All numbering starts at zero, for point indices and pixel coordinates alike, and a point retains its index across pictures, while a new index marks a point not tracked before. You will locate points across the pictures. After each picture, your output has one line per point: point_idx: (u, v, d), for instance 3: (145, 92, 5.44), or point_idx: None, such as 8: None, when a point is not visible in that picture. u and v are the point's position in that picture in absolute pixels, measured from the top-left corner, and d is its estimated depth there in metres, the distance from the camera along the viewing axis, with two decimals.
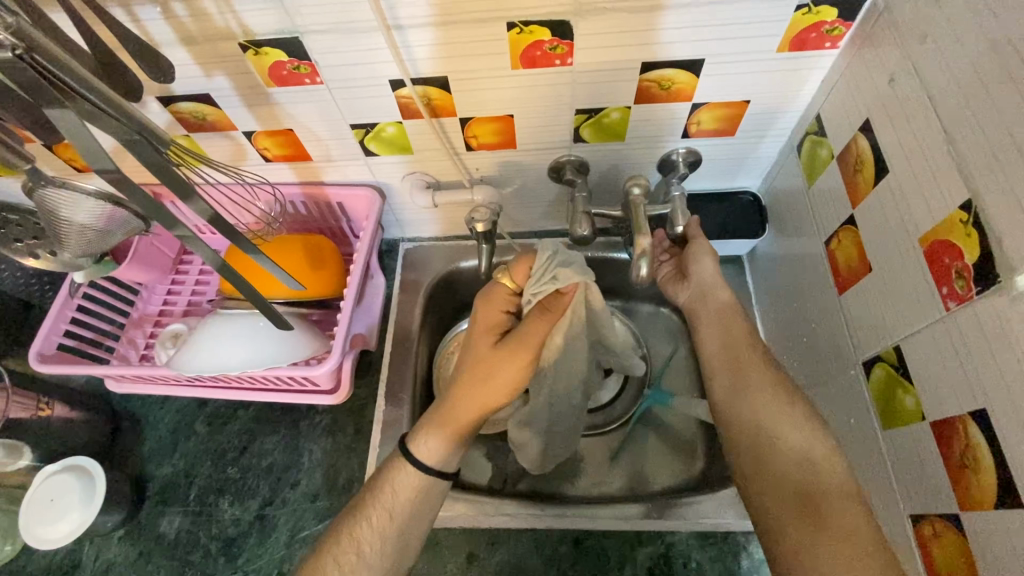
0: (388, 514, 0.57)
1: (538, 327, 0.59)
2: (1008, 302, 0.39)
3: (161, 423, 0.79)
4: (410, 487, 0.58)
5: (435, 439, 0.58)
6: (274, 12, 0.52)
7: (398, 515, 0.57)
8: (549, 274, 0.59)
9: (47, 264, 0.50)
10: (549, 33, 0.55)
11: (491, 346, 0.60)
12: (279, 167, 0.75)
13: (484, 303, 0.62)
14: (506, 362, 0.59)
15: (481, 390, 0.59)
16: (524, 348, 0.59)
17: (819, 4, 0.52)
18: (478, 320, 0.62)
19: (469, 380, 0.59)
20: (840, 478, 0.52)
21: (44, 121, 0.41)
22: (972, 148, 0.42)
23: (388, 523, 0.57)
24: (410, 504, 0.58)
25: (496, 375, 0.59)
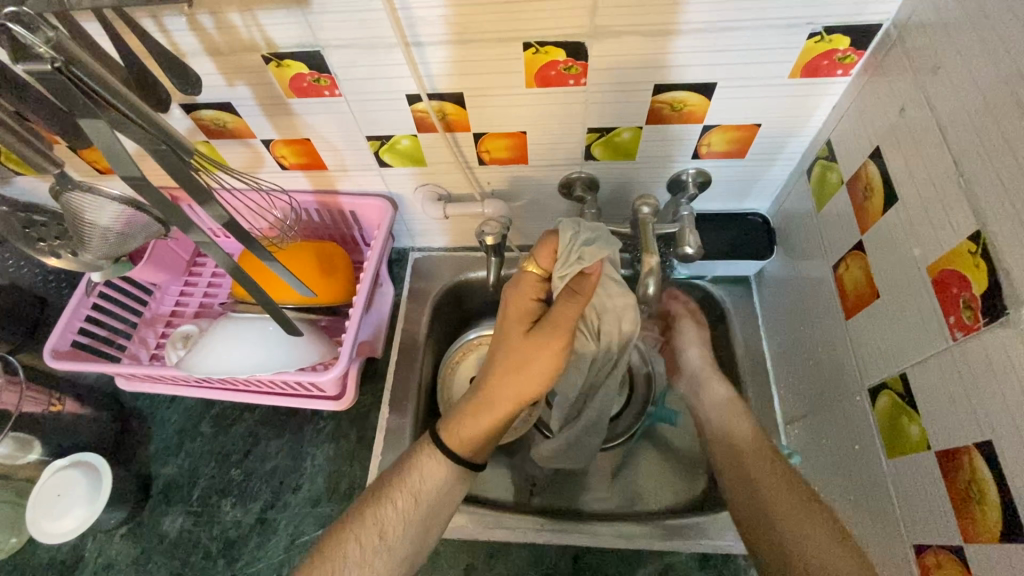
0: (414, 499, 0.58)
1: (569, 312, 0.55)
2: (1015, 335, 0.39)
3: (168, 422, 0.80)
4: (434, 476, 0.59)
5: (465, 432, 0.58)
6: (298, 26, 0.54)
7: (423, 500, 0.58)
8: (575, 253, 0.56)
9: (67, 264, 0.51)
10: (564, 54, 0.56)
11: (521, 336, 0.57)
12: (295, 175, 0.77)
13: (512, 292, 0.59)
14: (538, 348, 0.55)
15: (513, 382, 0.56)
16: (556, 334, 0.55)
17: (831, 32, 0.53)
18: (508, 310, 0.59)
19: (500, 370, 0.57)
20: (857, 564, 0.52)
21: (73, 126, 0.42)
22: (981, 180, 0.42)
23: (412, 505, 0.58)
24: (436, 491, 0.59)
25: (528, 367, 0.56)
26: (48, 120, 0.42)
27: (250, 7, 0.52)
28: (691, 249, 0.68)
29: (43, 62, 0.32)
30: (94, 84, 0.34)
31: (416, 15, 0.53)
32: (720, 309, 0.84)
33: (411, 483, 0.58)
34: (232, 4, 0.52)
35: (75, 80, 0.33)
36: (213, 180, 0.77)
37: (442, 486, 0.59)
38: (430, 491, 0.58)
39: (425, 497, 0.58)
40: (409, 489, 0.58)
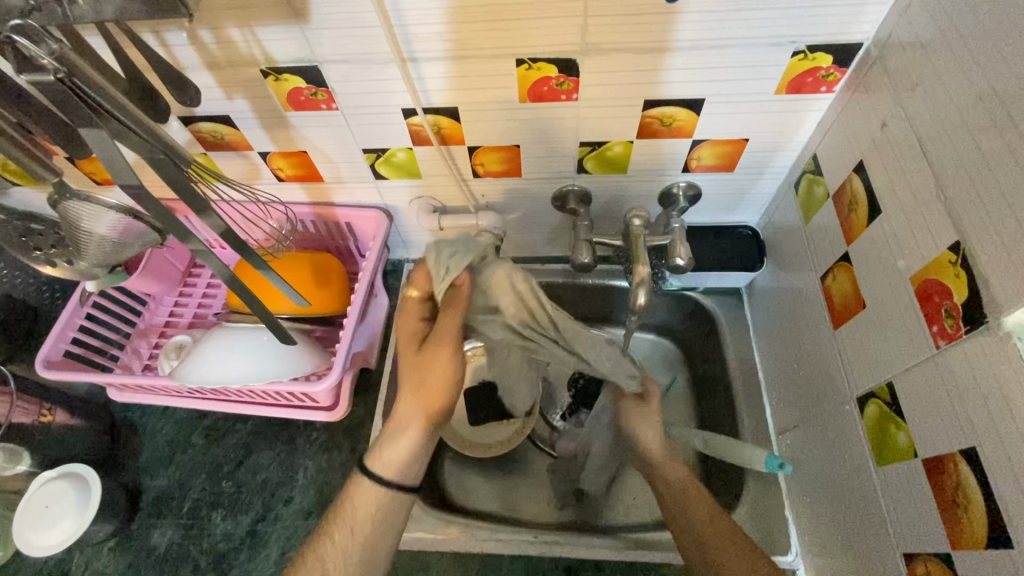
0: (350, 538, 0.57)
1: (450, 321, 0.58)
2: (996, 343, 0.40)
3: (160, 434, 0.79)
4: (367, 510, 0.58)
5: (387, 453, 0.58)
6: (296, 41, 0.55)
7: (358, 534, 0.57)
8: (444, 267, 0.58)
9: (63, 272, 0.51)
10: (556, 70, 0.58)
11: (415, 353, 0.59)
12: (291, 187, 0.78)
13: (398, 319, 0.61)
14: (431, 356, 0.58)
15: (420, 394, 0.58)
16: (445, 345, 0.57)
17: (814, 51, 0.55)
18: (398, 336, 0.61)
19: (406, 386, 0.59)
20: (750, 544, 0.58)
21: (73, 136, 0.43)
22: (960, 192, 0.43)
23: (352, 543, 0.57)
24: (375, 522, 0.58)
25: (427, 377, 0.58)
26: (51, 131, 0.42)
27: (249, 23, 0.53)
28: (682, 261, 0.69)
29: (47, 73, 0.32)
30: (95, 94, 0.34)
31: (411, 32, 0.54)
32: (712, 321, 0.85)
33: (343, 523, 0.57)
34: (231, 20, 0.53)
35: (76, 91, 0.34)
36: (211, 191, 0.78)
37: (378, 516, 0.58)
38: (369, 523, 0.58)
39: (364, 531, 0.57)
40: (342, 534, 0.57)
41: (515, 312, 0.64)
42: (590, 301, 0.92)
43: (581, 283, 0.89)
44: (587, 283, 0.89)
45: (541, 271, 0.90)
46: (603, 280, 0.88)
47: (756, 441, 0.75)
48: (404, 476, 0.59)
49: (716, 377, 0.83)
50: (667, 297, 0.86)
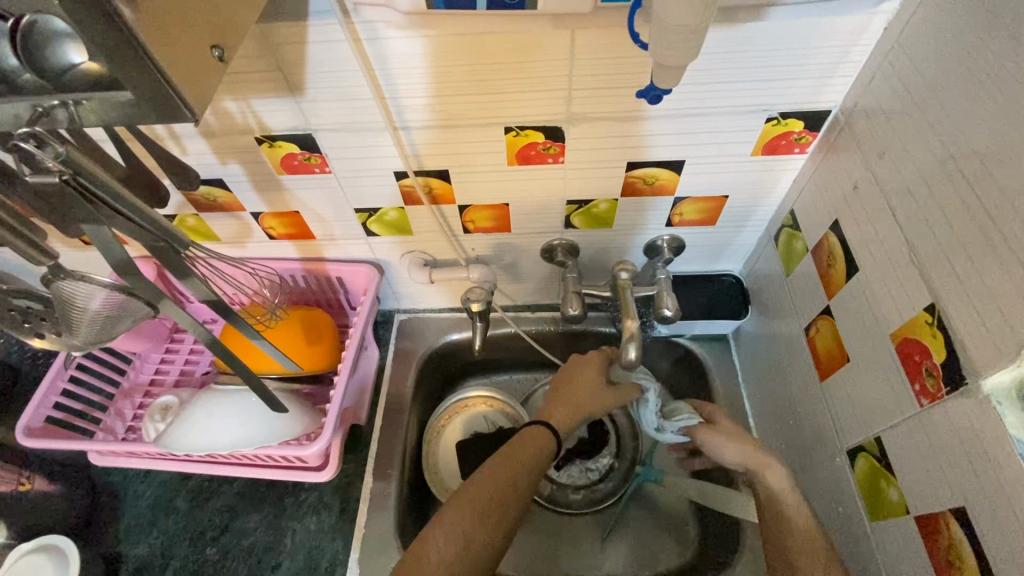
0: (492, 488, 0.63)
1: (559, 380, 0.78)
2: (977, 405, 0.41)
3: (142, 497, 0.77)
4: (525, 455, 0.68)
5: (529, 437, 0.70)
6: (290, 112, 0.57)
7: (501, 486, 0.64)
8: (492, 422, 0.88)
9: (52, 344, 0.48)
10: (543, 136, 0.60)
11: (592, 378, 0.76)
12: (282, 245, 0.78)
13: (579, 362, 0.78)
14: (585, 384, 0.76)
15: (571, 398, 0.75)
16: (572, 374, 0.77)
17: (787, 117, 0.58)
18: (575, 370, 0.78)
19: (568, 392, 0.76)
20: None
21: None
22: (929, 255, 0.46)
23: (507, 491, 0.64)
24: (526, 475, 0.66)
25: (578, 390, 0.75)
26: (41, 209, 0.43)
27: (246, 95, 0.55)
28: (669, 311, 0.70)
29: (52, 176, 0.32)
30: (101, 194, 0.34)
31: (404, 103, 0.56)
32: (702, 367, 0.86)
33: (502, 464, 0.66)
34: (229, 93, 0.55)
35: (81, 192, 0.33)
36: (213, 249, 0.79)
37: (524, 470, 0.66)
38: (520, 478, 0.65)
39: (517, 481, 0.65)
40: (498, 473, 0.65)
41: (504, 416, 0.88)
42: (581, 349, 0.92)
43: (571, 332, 0.89)
44: (578, 331, 0.89)
45: (531, 319, 0.90)
46: (593, 327, 0.89)
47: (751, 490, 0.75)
48: (547, 448, 0.70)
49: None
50: (656, 344, 0.87)
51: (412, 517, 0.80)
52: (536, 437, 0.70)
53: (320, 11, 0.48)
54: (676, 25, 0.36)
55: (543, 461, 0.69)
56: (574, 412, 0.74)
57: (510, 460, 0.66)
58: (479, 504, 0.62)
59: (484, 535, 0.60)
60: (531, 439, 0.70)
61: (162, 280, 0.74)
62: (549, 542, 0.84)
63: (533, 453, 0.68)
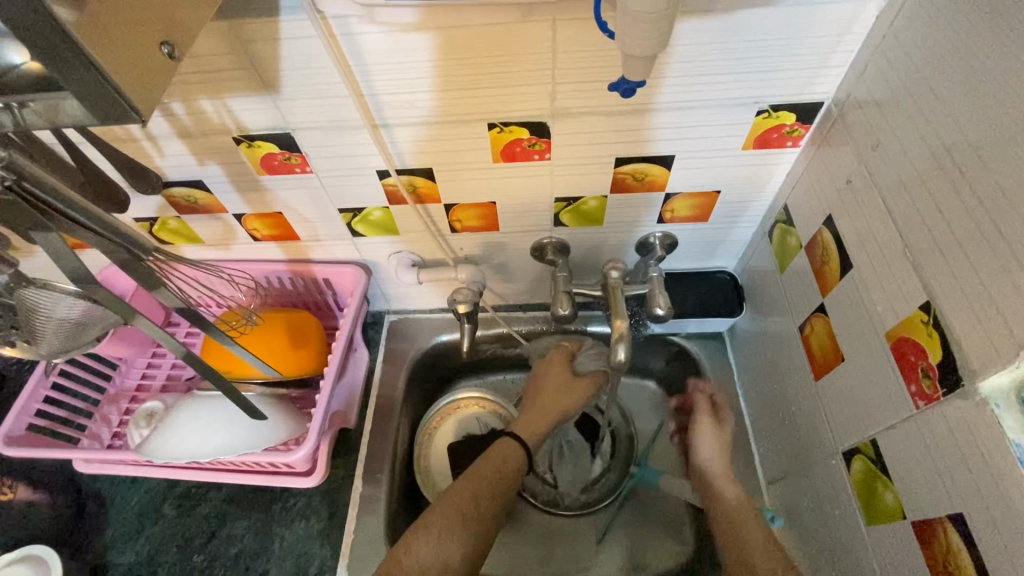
0: (458, 509, 0.62)
1: (533, 386, 0.80)
2: (974, 408, 0.39)
3: (129, 504, 0.76)
4: (494, 469, 0.68)
5: (500, 449, 0.70)
6: (266, 110, 0.55)
7: (465, 507, 0.62)
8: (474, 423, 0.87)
9: (25, 352, 0.45)
10: (528, 133, 0.59)
11: (562, 380, 0.79)
12: (267, 246, 0.77)
13: (545, 366, 0.81)
14: (555, 390, 0.78)
15: (545, 403, 0.77)
16: (541, 378, 0.80)
17: (778, 109, 0.57)
18: (543, 373, 0.80)
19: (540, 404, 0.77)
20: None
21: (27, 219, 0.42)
22: (924, 251, 0.44)
23: (471, 512, 0.62)
24: (491, 490, 0.65)
25: (548, 393, 0.78)
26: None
27: (221, 94, 0.53)
28: (661, 310, 0.68)
29: None
30: (51, 200, 0.33)
31: (383, 100, 0.55)
32: (696, 366, 0.84)
33: (467, 483, 0.65)
34: (202, 92, 0.53)
35: (27, 198, 0.32)
36: (197, 252, 0.78)
37: (491, 490, 0.65)
38: (485, 498, 0.64)
39: (484, 499, 0.64)
40: (464, 493, 0.64)
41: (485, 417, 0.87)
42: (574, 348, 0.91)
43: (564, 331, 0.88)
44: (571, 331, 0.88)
45: (523, 319, 0.88)
46: (585, 326, 0.87)
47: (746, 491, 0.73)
48: (514, 460, 0.70)
49: None
50: (650, 343, 0.86)
51: (403, 521, 0.79)
52: (504, 449, 0.71)
53: (291, 6, 0.46)
54: (644, 15, 0.35)
55: (513, 475, 0.69)
56: (550, 418, 0.76)
57: (476, 477, 0.66)
58: (445, 525, 0.60)
59: (444, 560, 0.58)
60: (500, 452, 0.70)
61: (161, 317, 0.77)
62: (543, 544, 0.82)
63: (500, 467, 0.68)
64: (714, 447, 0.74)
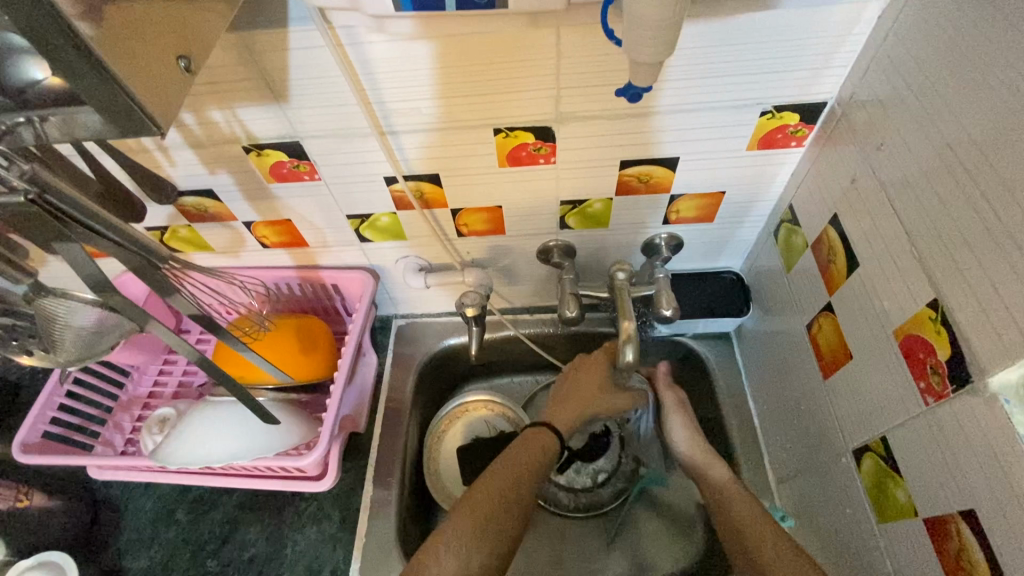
0: (499, 493, 0.63)
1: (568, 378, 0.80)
2: (984, 404, 0.40)
3: (143, 510, 0.77)
4: (531, 455, 0.69)
5: (532, 439, 0.72)
6: (276, 119, 0.56)
7: (509, 491, 0.64)
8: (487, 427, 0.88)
9: (42, 361, 0.46)
10: (533, 137, 0.59)
11: (599, 377, 0.79)
12: (276, 253, 0.77)
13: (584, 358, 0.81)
14: (594, 381, 0.79)
15: (576, 397, 0.78)
16: (577, 368, 0.80)
17: (781, 110, 0.57)
18: (581, 367, 0.80)
19: (571, 398, 0.78)
20: None
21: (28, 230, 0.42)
22: (931, 248, 0.44)
23: (511, 495, 0.64)
24: (524, 476, 0.66)
25: (584, 388, 0.78)
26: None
27: (231, 105, 0.54)
28: (669, 311, 0.69)
29: (18, 195, 0.31)
30: (71, 212, 0.33)
31: (390, 108, 0.56)
32: (705, 367, 0.84)
33: (503, 467, 0.66)
34: (213, 103, 0.54)
35: (50, 210, 0.32)
36: (208, 260, 0.79)
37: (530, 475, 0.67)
38: (524, 483, 0.66)
39: (523, 484, 0.65)
40: (507, 477, 0.65)
41: (494, 425, 0.88)
42: (581, 350, 0.91)
43: (571, 333, 0.88)
44: (578, 333, 0.88)
45: (529, 321, 0.89)
46: (593, 328, 0.87)
47: (756, 491, 0.73)
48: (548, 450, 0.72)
49: (712, 423, 0.82)
50: (657, 343, 0.86)
51: (414, 525, 0.79)
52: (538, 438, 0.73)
53: (300, 17, 0.47)
54: (648, 21, 0.35)
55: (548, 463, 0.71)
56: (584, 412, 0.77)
57: (513, 462, 0.67)
58: (486, 511, 0.61)
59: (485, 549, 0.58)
60: (537, 440, 0.72)
61: (173, 322, 0.77)
62: (554, 546, 0.83)
63: (539, 452, 0.70)
64: (688, 434, 0.75)
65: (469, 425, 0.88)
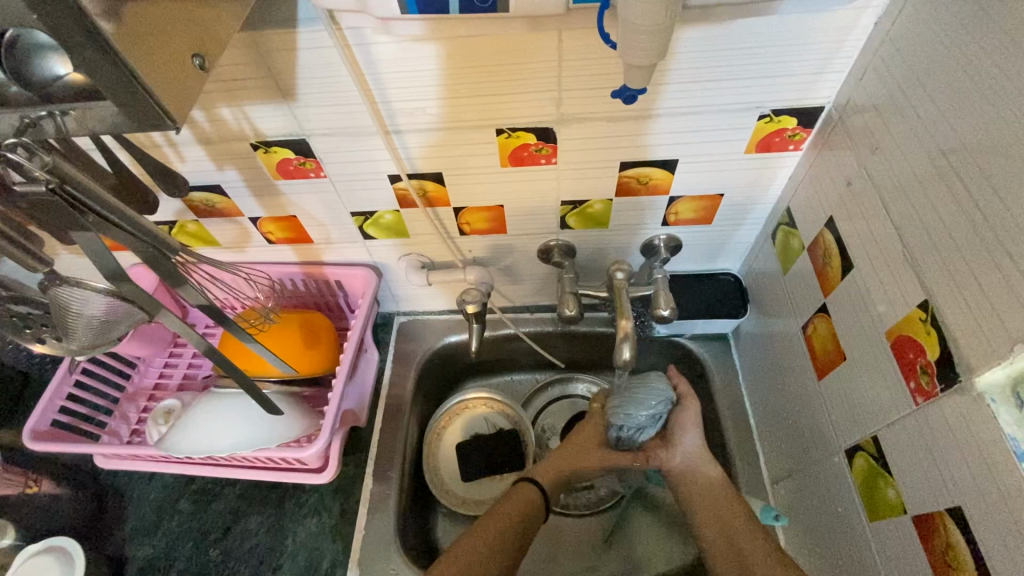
0: (482, 543, 0.64)
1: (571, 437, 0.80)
2: (970, 403, 0.41)
3: (147, 499, 0.78)
4: (513, 512, 0.69)
5: (519, 495, 0.72)
6: (284, 117, 0.58)
7: (491, 543, 0.65)
8: (487, 425, 0.89)
9: (53, 349, 0.49)
10: (534, 138, 0.60)
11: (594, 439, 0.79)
12: (281, 249, 0.79)
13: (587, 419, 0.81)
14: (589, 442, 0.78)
15: (570, 454, 0.77)
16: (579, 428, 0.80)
17: (779, 114, 0.58)
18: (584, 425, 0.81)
19: (563, 451, 0.78)
20: None
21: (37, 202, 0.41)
22: (922, 251, 0.45)
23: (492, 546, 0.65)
24: (501, 533, 0.66)
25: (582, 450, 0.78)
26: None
27: (240, 103, 0.56)
28: (666, 311, 0.70)
29: (40, 184, 0.33)
30: (87, 201, 0.35)
31: (395, 108, 0.57)
32: (703, 368, 0.85)
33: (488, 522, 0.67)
34: (223, 100, 0.56)
35: (69, 199, 0.34)
36: (214, 254, 0.80)
37: (515, 530, 0.67)
38: (507, 537, 0.66)
39: (504, 539, 0.66)
40: (490, 530, 0.66)
41: (493, 423, 0.89)
42: (580, 348, 0.92)
43: (570, 333, 0.89)
44: (577, 332, 0.89)
45: (530, 320, 0.90)
46: (592, 328, 0.88)
47: (751, 491, 0.74)
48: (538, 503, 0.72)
49: (709, 423, 0.83)
50: (656, 344, 0.87)
51: (413, 519, 0.80)
52: (524, 495, 0.72)
53: (308, 18, 0.48)
54: (643, 29, 0.37)
55: (537, 516, 0.71)
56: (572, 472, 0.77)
57: (495, 519, 0.68)
58: (472, 558, 0.63)
59: None
60: (522, 495, 0.72)
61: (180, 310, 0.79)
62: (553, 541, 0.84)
63: (522, 511, 0.70)
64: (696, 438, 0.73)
65: (469, 427, 0.88)
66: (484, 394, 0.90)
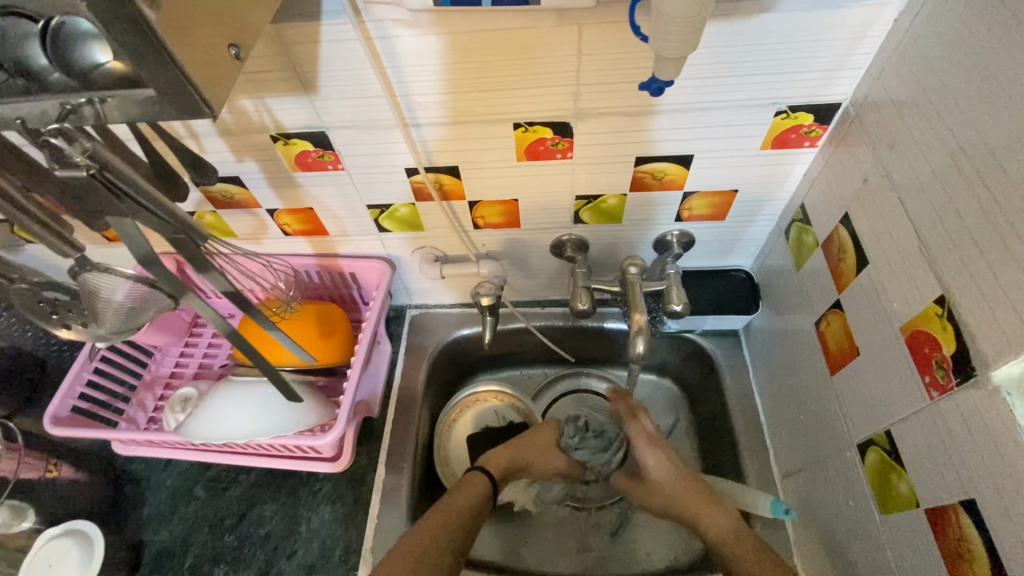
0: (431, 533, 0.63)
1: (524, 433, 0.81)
2: (986, 396, 0.41)
3: (163, 486, 0.79)
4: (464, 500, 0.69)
5: (468, 483, 0.71)
6: (304, 110, 0.58)
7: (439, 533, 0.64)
8: (500, 417, 0.90)
9: (78, 335, 0.51)
10: (551, 132, 0.61)
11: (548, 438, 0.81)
12: (297, 241, 0.80)
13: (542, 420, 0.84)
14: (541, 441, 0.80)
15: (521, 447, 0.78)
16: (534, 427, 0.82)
17: (796, 110, 0.58)
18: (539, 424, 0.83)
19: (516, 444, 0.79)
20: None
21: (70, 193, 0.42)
22: (940, 246, 0.45)
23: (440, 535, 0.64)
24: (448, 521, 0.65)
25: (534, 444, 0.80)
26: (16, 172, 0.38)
27: (262, 95, 0.57)
28: (678, 306, 0.70)
29: (79, 170, 0.33)
30: (123, 186, 0.35)
31: (414, 100, 0.58)
32: (713, 363, 0.85)
33: (439, 513, 0.66)
34: (245, 92, 0.56)
35: (106, 184, 0.35)
36: (231, 245, 0.81)
37: (463, 518, 0.67)
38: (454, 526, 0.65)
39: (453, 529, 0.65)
40: (439, 520, 0.65)
41: (505, 415, 0.90)
42: (590, 343, 0.93)
43: (581, 327, 0.90)
44: (588, 327, 0.90)
45: (541, 315, 0.90)
46: (603, 323, 0.89)
47: (760, 486, 0.74)
48: (488, 494, 0.71)
49: (718, 419, 0.84)
50: (667, 339, 0.87)
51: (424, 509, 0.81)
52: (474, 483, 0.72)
53: (332, 11, 0.49)
54: (675, 18, 0.37)
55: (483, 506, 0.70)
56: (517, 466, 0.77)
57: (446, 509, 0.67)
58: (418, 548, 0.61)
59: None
60: (471, 483, 0.71)
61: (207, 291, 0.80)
62: (560, 530, 0.85)
63: (471, 498, 0.69)
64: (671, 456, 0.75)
65: (483, 418, 0.89)
66: (497, 387, 0.91)
